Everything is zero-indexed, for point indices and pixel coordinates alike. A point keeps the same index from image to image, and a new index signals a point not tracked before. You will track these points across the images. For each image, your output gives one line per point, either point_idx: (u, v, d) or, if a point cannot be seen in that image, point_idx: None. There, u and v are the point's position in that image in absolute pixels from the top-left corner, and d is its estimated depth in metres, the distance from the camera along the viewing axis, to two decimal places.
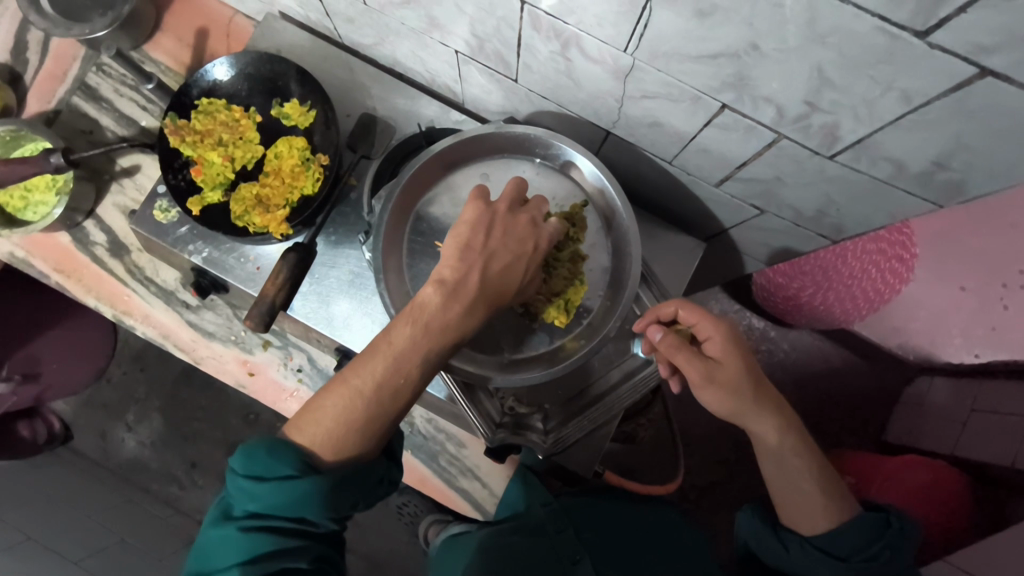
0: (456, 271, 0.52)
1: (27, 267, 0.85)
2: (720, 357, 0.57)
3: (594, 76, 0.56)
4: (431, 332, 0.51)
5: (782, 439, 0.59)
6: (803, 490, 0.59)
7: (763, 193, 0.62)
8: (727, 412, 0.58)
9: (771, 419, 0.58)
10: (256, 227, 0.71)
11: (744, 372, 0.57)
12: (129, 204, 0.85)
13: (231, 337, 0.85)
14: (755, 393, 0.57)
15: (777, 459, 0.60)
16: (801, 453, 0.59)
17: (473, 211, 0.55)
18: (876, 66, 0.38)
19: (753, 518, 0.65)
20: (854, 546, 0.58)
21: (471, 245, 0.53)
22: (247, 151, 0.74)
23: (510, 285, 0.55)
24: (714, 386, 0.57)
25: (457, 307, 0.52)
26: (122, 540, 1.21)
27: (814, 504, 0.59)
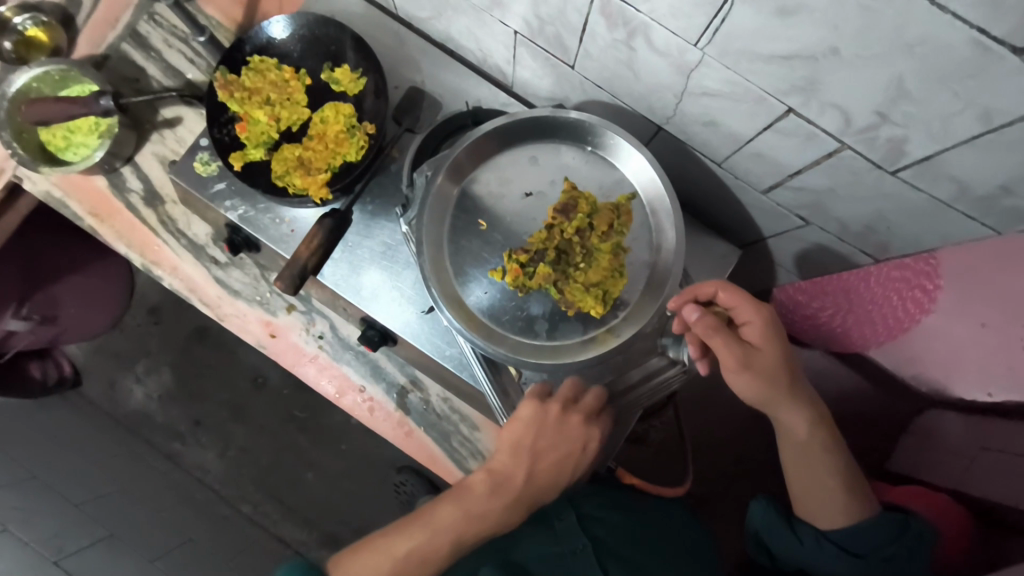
0: (506, 470, 0.62)
1: (61, 208, 0.85)
2: (759, 343, 0.57)
3: (656, 68, 0.55)
4: (472, 514, 0.60)
5: (811, 432, 0.59)
6: (826, 485, 0.60)
7: (812, 205, 0.61)
8: (761, 399, 0.58)
9: (803, 410, 0.59)
10: (295, 189, 0.71)
11: (778, 361, 0.57)
12: (168, 155, 0.85)
13: (255, 297, 0.85)
14: (788, 383, 0.58)
15: (804, 454, 0.60)
16: (828, 449, 0.60)
17: (529, 409, 0.62)
18: (961, 80, 0.37)
19: (769, 510, 0.65)
20: (873, 545, 0.59)
21: (522, 444, 0.62)
22: (294, 113, 0.74)
23: (545, 491, 0.63)
24: (748, 372, 0.57)
25: (502, 500, 0.61)
26: (123, 489, 1.22)
27: (836, 499, 0.59)
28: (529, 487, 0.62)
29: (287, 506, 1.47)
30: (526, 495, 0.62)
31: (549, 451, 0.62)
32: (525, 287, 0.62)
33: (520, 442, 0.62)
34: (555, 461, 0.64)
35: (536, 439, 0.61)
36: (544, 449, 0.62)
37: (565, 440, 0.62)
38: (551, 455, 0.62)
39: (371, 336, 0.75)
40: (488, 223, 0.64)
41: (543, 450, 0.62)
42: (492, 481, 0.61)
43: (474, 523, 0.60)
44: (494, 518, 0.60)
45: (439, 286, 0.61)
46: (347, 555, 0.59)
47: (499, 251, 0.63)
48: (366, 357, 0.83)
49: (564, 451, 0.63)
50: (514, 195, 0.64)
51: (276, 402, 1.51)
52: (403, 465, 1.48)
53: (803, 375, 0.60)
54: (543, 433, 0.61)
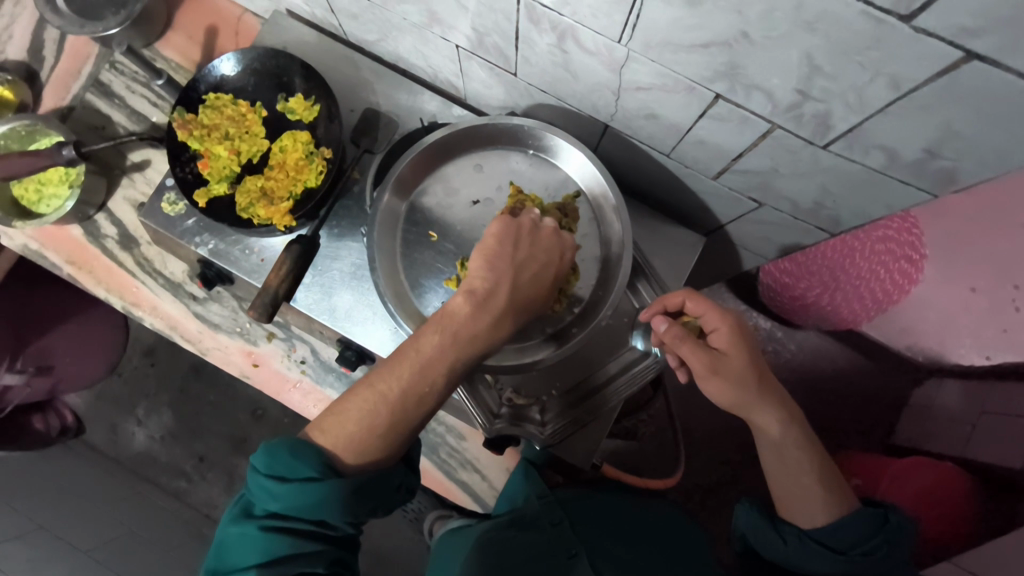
0: (486, 283, 0.54)
1: (39, 259, 0.87)
2: (727, 349, 0.57)
3: (591, 68, 0.57)
4: (457, 340, 0.53)
5: (785, 432, 0.59)
6: (803, 484, 0.59)
7: (760, 186, 0.62)
8: (731, 404, 0.58)
9: (775, 411, 0.58)
10: (259, 219, 0.73)
11: (749, 365, 0.57)
12: (139, 198, 0.87)
13: (236, 328, 0.86)
14: (758, 385, 0.57)
15: (778, 453, 0.59)
16: (805, 448, 0.59)
17: (500, 224, 0.56)
18: (863, 51, 0.38)
19: (753, 513, 0.64)
20: (853, 540, 0.58)
21: (500, 256, 0.55)
22: (252, 145, 0.75)
23: (536, 298, 0.57)
24: (717, 378, 0.57)
25: (484, 316, 0.54)
26: (131, 531, 1.23)
27: (815, 494, 0.59)
28: (513, 301, 0.55)
29: None
30: (512, 313, 0.55)
31: (530, 265, 0.56)
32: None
33: (499, 255, 0.55)
34: (536, 274, 0.57)
35: (514, 247, 0.55)
36: (526, 258, 0.56)
37: (542, 249, 0.57)
38: (535, 266, 0.56)
39: (348, 357, 0.76)
40: (439, 234, 0.64)
41: (523, 261, 0.56)
42: (471, 299, 0.54)
43: (462, 348, 0.54)
44: (480, 335, 0.54)
45: (398, 300, 0.61)
46: (332, 417, 0.53)
47: (455, 258, 0.64)
48: (348, 377, 0.84)
49: (547, 263, 0.57)
50: (462, 204, 0.65)
51: (277, 431, 1.52)
52: None
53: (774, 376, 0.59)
54: (520, 244, 0.56)
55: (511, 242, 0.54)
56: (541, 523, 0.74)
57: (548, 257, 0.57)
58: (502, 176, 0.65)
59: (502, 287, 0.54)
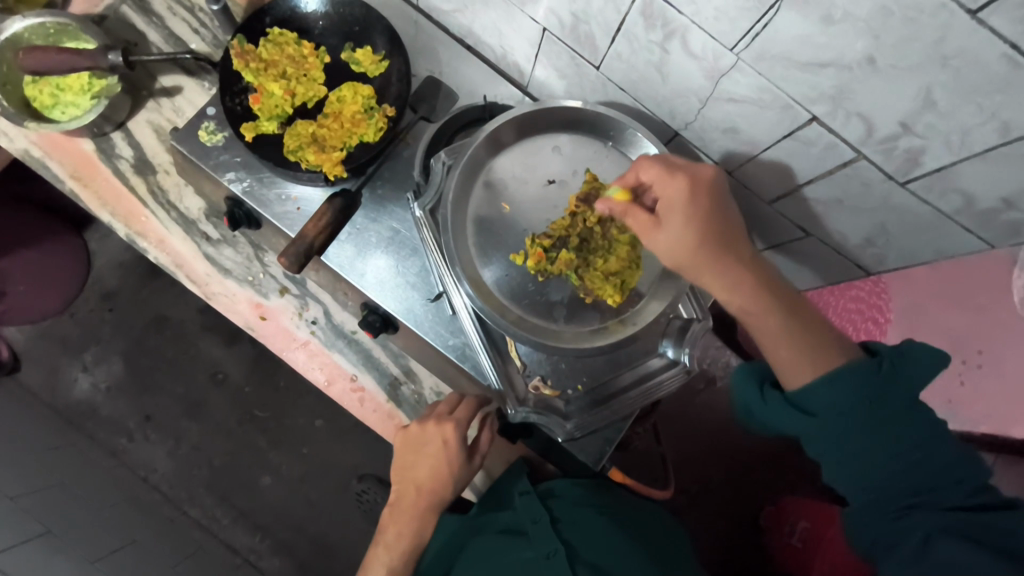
0: (399, 493, 0.71)
1: (39, 168, 0.79)
2: (665, 208, 0.54)
3: (686, 72, 0.58)
4: (392, 542, 0.69)
5: (732, 293, 0.53)
6: (784, 336, 0.52)
7: (816, 216, 0.66)
8: (681, 266, 0.54)
9: (722, 274, 0.53)
10: (309, 164, 0.70)
11: (700, 225, 0.53)
12: (163, 124, 0.82)
13: (247, 276, 0.81)
14: (713, 242, 0.53)
15: (750, 312, 0.53)
16: (779, 304, 0.53)
17: (397, 451, 0.72)
18: (988, 94, 0.43)
19: (749, 379, 0.55)
20: (840, 400, 0.49)
21: (402, 470, 0.71)
22: (309, 89, 0.73)
23: (439, 482, 0.70)
24: (662, 231, 0.54)
25: (404, 519, 0.70)
26: (62, 483, 1.13)
27: (797, 344, 0.52)
28: (422, 496, 0.70)
29: (238, 511, 1.39)
30: (419, 501, 0.70)
31: (425, 460, 0.70)
32: (545, 272, 0.63)
33: (405, 466, 0.71)
34: (435, 468, 0.70)
35: (409, 456, 0.71)
36: (419, 463, 0.70)
37: (430, 446, 0.70)
38: (425, 464, 0.70)
39: (370, 321, 0.73)
40: (511, 206, 0.64)
41: (417, 466, 0.70)
42: (393, 506, 0.71)
43: (401, 549, 0.69)
44: (407, 532, 0.69)
45: (461, 265, 0.61)
46: None
47: (522, 233, 0.64)
48: (359, 343, 0.81)
49: (437, 454, 0.69)
50: (537, 182, 0.65)
51: (235, 400, 1.43)
52: (366, 471, 1.44)
53: (738, 232, 0.55)
54: (410, 454, 0.71)
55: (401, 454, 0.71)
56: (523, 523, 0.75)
57: (435, 449, 0.69)
58: (579, 161, 0.66)
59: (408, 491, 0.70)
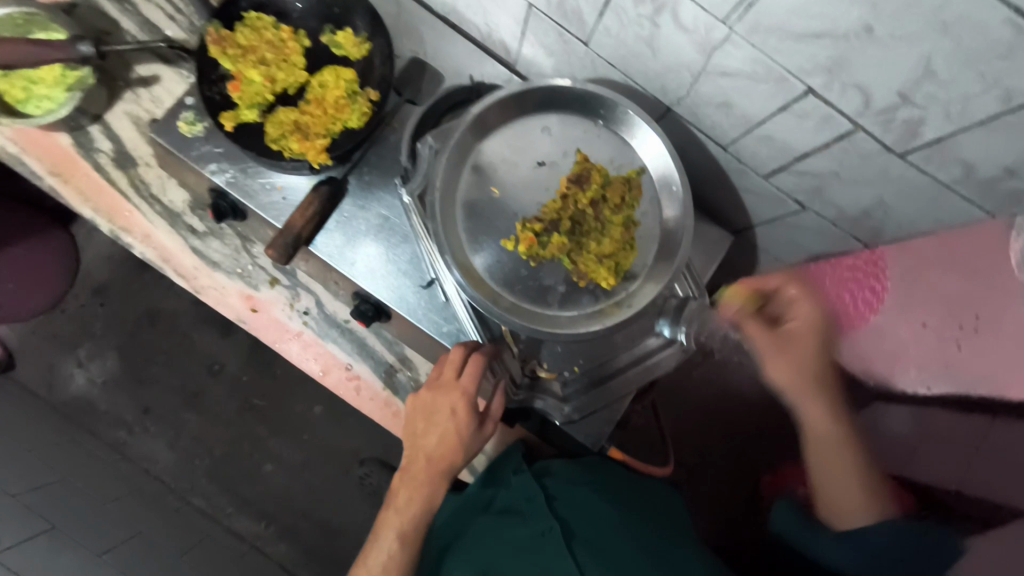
0: (407, 458, 0.65)
1: (17, 165, 0.77)
2: (797, 318, 0.66)
3: (677, 46, 0.56)
4: (401, 509, 0.63)
5: (829, 429, 0.66)
6: (844, 469, 0.66)
7: (812, 189, 0.64)
8: (789, 386, 0.65)
9: (822, 406, 0.66)
10: (292, 153, 0.68)
11: (812, 354, 0.65)
12: (142, 115, 0.80)
13: (237, 269, 0.80)
14: (817, 380, 0.65)
15: (820, 446, 0.67)
16: (855, 463, 0.66)
17: (409, 413, 0.66)
18: (990, 60, 0.41)
19: (791, 515, 0.80)
20: (883, 544, 0.64)
21: (412, 434, 0.66)
22: (290, 75, 0.70)
23: (451, 446, 0.64)
24: (786, 361, 0.64)
25: (412, 486, 0.64)
26: (65, 479, 1.13)
27: (854, 490, 0.65)
28: (434, 460, 0.64)
29: (243, 500, 1.40)
30: (432, 467, 0.64)
31: (438, 422, 0.64)
32: (537, 257, 0.61)
33: (415, 431, 0.66)
34: (448, 430, 0.64)
35: (420, 419, 0.65)
36: (432, 427, 0.65)
37: (443, 407, 0.64)
38: (438, 426, 0.64)
39: (362, 310, 0.72)
40: (500, 189, 0.63)
41: (429, 430, 0.65)
42: (401, 473, 0.65)
43: (410, 519, 0.63)
44: (417, 498, 0.63)
45: (452, 252, 0.59)
46: None
47: (513, 218, 0.62)
48: (354, 333, 0.80)
49: (451, 415, 0.64)
50: (526, 164, 0.64)
51: (235, 390, 1.43)
52: (368, 456, 1.44)
53: (830, 375, 0.67)
54: (421, 417, 0.65)
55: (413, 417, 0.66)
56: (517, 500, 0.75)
57: (449, 410, 0.64)
58: (569, 141, 0.64)
59: (418, 455, 0.65)
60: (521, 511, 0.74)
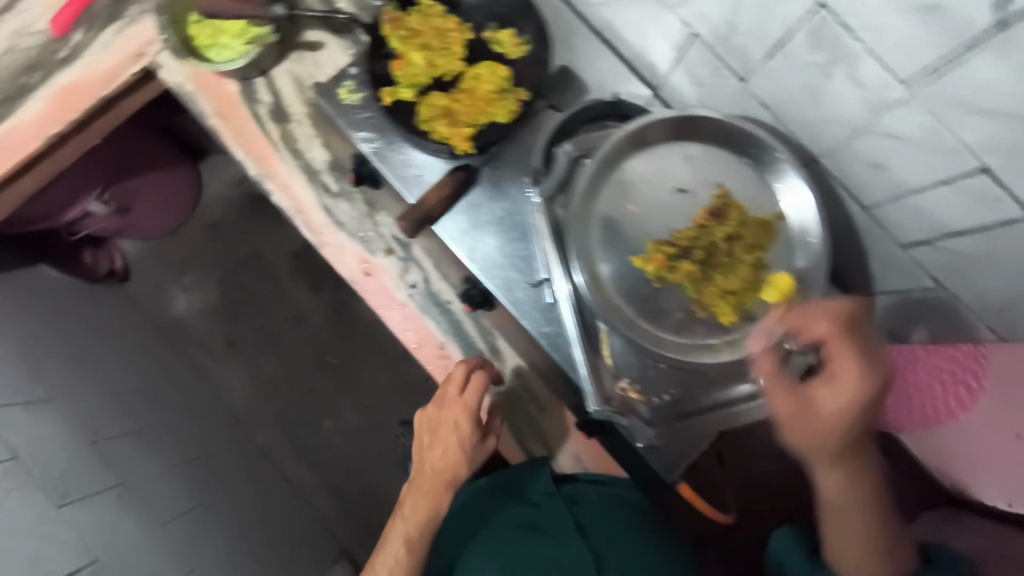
0: (416, 467, 0.71)
1: (189, 102, 0.85)
2: (840, 386, 0.50)
3: (844, 101, 0.56)
4: (407, 518, 0.67)
5: (846, 491, 0.55)
6: (852, 540, 0.57)
7: (953, 268, 0.62)
8: (807, 452, 0.54)
9: (842, 475, 0.55)
10: (439, 136, 0.72)
11: (850, 427, 0.51)
12: (302, 76, 0.86)
13: (359, 232, 0.85)
14: (846, 450, 0.53)
15: (839, 510, 0.56)
16: (870, 517, 0.56)
17: (418, 421, 0.73)
18: None
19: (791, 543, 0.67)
20: None
21: (420, 447, 0.72)
22: (449, 63, 0.74)
23: (455, 456, 0.70)
24: (810, 425, 0.51)
25: (422, 491, 0.69)
26: (154, 392, 1.23)
27: (859, 550, 0.57)
28: (441, 469, 0.69)
29: (299, 448, 1.47)
30: (437, 477, 0.69)
31: (445, 434, 0.70)
32: (661, 280, 0.62)
33: (424, 444, 0.72)
34: (454, 442, 0.70)
35: (427, 433, 0.72)
36: (438, 439, 0.70)
37: (451, 419, 0.70)
38: (444, 440, 0.70)
39: (472, 296, 0.75)
40: (636, 208, 0.64)
41: (434, 442, 0.71)
42: (411, 486, 0.70)
43: (421, 524, 0.67)
44: (430, 503, 0.68)
45: (579, 259, 0.62)
46: None
47: (641, 237, 0.64)
48: (452, 315, 0.84)
49: (458, 425, 0.70)
50: (664, 189, 0.65)
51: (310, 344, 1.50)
52: None
53: (865, 435, 0.54)
54: (429, 431, 0.72)
55: (423, 429, 0.72)
56: (543, 514, 0.75)
57: (454, 419, 0.70)
58: (711, 174, 0.64)
59: (426, 463, 0.70)
60: (545, 529, 0.73)
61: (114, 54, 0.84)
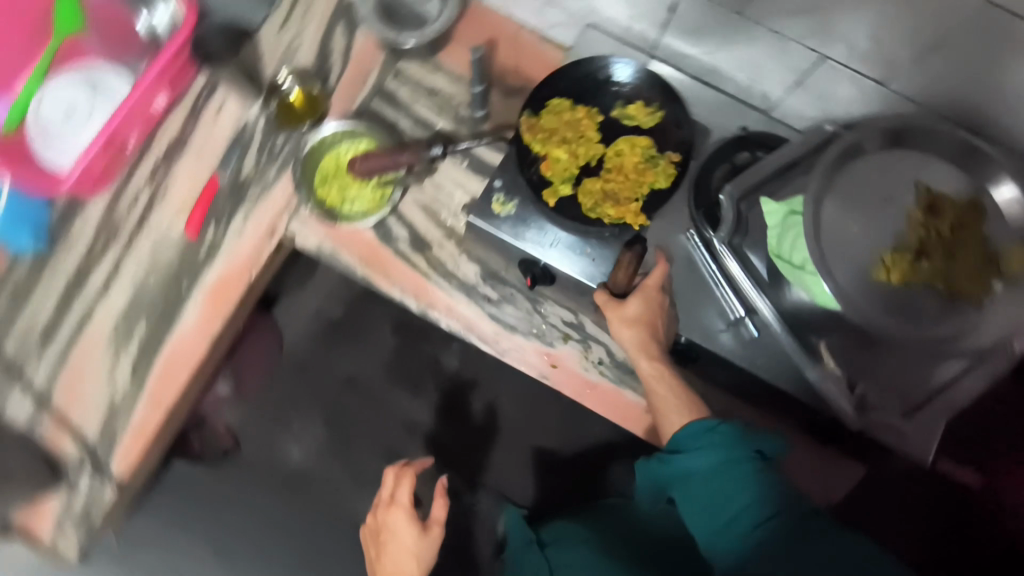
0: None
1: (333, 260, 0.87)
2: (636, 298, 0.73)
3: (1010, 76, 0.62)
4: None
5: (650, 366, 0.72)
6: (670, 394, 0.70)
7: None
8: (631, 343, 0.73)
9: (654, 353, 0.72)
10: (610, 218, 0.76)
11: (644, 342, 0.72)
12: (428, 202, 0.89)
13: (532, 330, 0.86)
14: (652, 339, 0.73)
15: (676, 380, 0.71)
16: (669, 383, 0.71)
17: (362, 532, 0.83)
18: None
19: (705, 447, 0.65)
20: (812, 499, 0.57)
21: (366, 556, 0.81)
22: (590, 149, 0.78)
23: (416, 565, 0.76)
24: (623, 312, 0.73)
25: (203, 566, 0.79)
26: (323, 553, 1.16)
27: (679, 405, 0.69)
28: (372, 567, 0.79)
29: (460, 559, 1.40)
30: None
31: (395, 542, 0.78)
32: (907, 282, 0.61)
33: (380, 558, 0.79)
34: (417, 552, 0.77)
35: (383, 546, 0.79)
36: (386, 553, 0.78)
37: (407, 532, 0.78)
38: (405, 552, 0.77)
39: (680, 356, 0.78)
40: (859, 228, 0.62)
41: (391, 552, 0.78)
42: None
43: None
44: None
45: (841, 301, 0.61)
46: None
47: (869, 252, 0.62)
48: None
49: (395, 535, 0.78)
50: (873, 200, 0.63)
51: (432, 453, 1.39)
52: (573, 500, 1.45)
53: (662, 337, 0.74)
54: (373, 545, 0.80)
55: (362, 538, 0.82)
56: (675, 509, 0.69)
57: (401, 531, 0.78)
58: (905, 170, 0.63)
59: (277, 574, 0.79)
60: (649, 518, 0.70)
61: (248, 239, 0.86)
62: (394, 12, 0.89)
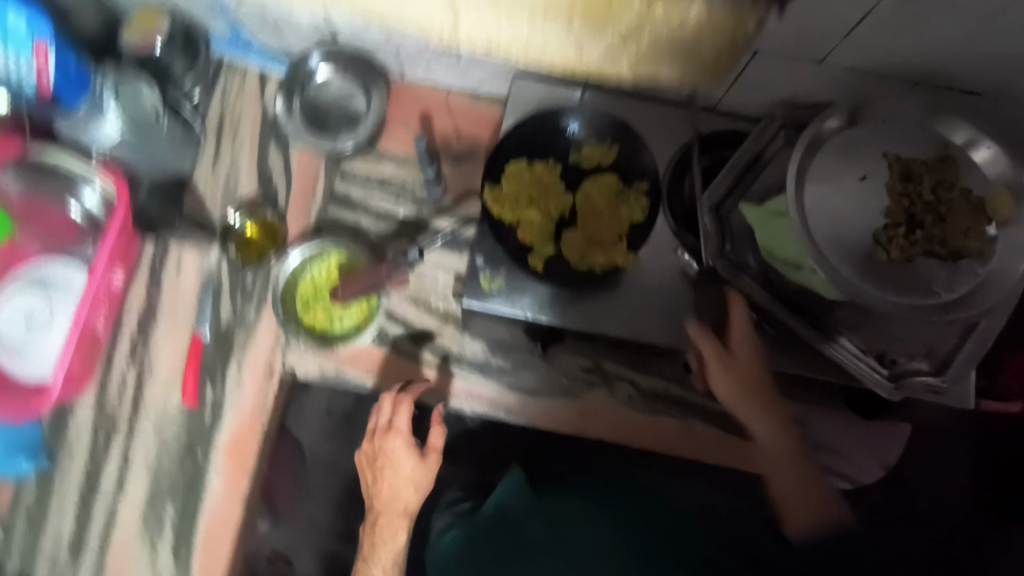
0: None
1: (339, 379, 0.85)
2: (736, 351, 0.71)
3: (947, 28, 0.62)
4: None
5: (772, 439, 0.70)
6: (794, 496, 0.67)
7: None
8: (726, 396, 0.71)
9: (764, 421, 0.70)
10: (602, 266, 0.75)
11: (767, 412, 0.70)
12: (414, 292, 0.87)
13: (555, 386, 0.85)
14: (761, 391, 0.70)
15: (787, 454, 0.70)
16: (791, 472, 0.68)
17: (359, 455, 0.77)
18: None
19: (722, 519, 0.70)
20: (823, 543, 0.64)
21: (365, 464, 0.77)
22: (560, 201, 0.78)
23: (411, 500, 0.74)
24: (728, 366, 0.71)
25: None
26: None
27: (808, 503, 0.66)
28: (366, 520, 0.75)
29: None
30: (392, 509, 0.74)
31: (387, 479, 0.74)
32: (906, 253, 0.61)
33: (372, 477, 0.76)
34: (415, 472, 0.74)
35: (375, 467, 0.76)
36: (383, 475, 0.74)
37: (403, 462, 0.74)
38: (404, 464, 0.74)
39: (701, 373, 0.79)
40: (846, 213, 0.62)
41: (386, 471, 0.75)
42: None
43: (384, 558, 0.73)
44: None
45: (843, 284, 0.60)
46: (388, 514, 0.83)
47: (864, 234, 0.61)
48: (679, 398, 0.84)
49: (394, 470, 0.74)
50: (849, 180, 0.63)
51: None
52: None
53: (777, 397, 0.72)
54: (370, 472, 0.76)
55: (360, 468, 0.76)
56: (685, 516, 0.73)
57: (398, 444, 0.74)
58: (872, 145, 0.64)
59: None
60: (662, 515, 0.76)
61: (249, 385, 0.84)
62: (323, 116, 0.87)
